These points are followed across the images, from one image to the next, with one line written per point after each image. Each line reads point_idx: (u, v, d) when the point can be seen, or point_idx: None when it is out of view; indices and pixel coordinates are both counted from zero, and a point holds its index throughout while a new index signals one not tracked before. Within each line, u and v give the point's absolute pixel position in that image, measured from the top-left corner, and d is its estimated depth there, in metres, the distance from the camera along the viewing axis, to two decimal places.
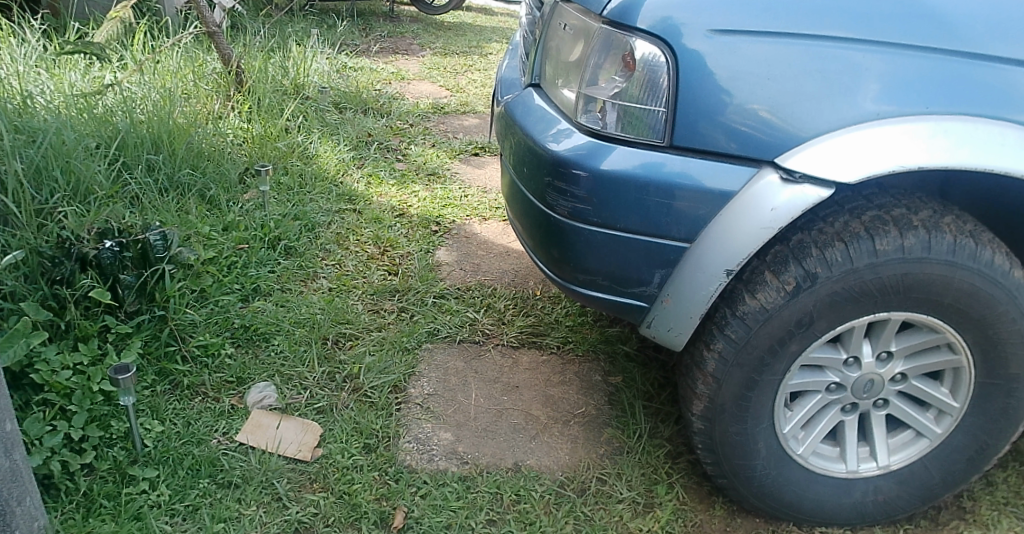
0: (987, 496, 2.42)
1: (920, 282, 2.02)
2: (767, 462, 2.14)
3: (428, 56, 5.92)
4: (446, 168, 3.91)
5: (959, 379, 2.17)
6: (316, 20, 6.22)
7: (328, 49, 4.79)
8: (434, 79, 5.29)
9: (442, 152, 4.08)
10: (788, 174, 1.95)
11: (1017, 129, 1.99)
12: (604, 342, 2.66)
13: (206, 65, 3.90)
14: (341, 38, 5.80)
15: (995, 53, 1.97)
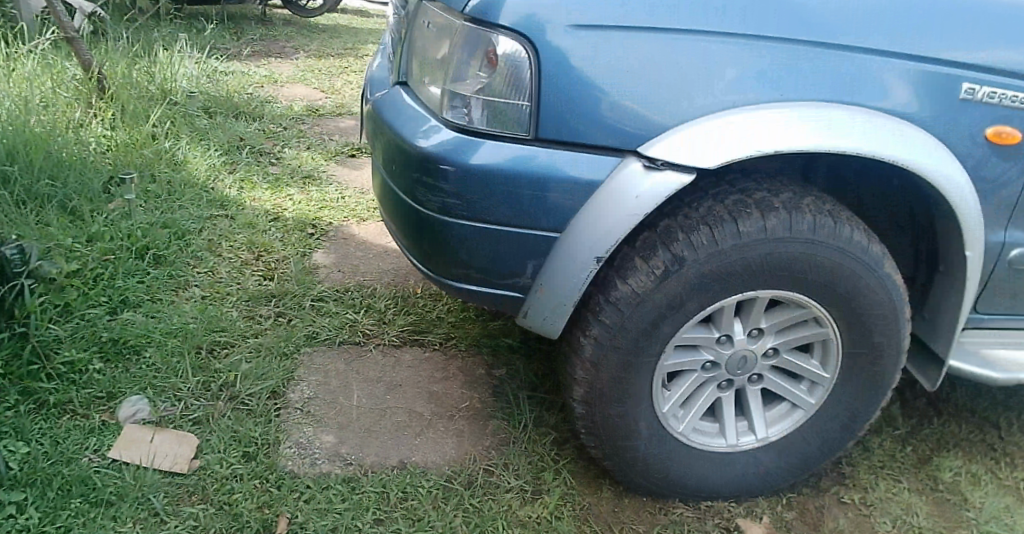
0: (864, 461, 2.59)
1: (783, 260, 2.11)
2: (650, 442, 2.20)
3: (301, 58, 5.87)
4: (323, 171, 3.88)
5: (829, 351, 2.27)
6: (183, 25, 6.08)
7: (195, 53, 4.68)
8: (308, 81, 5.25)
9: (317, 154, 4.05)
10: (651, 161, 2.01)
11: (862, 112, 2.10)
12: (486, 336, 2.70)
13: (66, 70, 3.84)
14: (211, 42, 5.67)
15: (839, 42, 2.07)
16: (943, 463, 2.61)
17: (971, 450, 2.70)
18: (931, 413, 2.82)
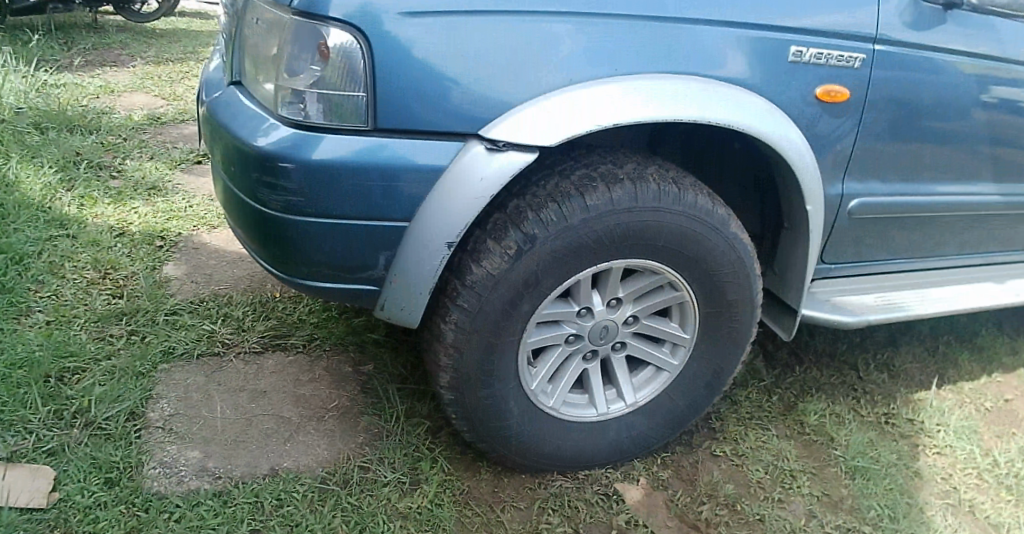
0: (733, 414, 2.69)
1: (632, 230, 2.17)
2: (521, 419, 2.27)
3: (139, 65, 5.64)
4: (169, 180, 3.76)
5: (686, 313, 2.35)
6: (6, 38, 5.73)
7: (20, 68, 4.42)
8: (148, 89, 5.05)
9: (161, 164, 3.91)
10: (493, 143, 2.04)
11: (693, 81, 2.18)
12: (350, 332, 2.71)
13: None
14: (38, 55, 5.37)
15: (667, 14, 2.14)
16: (809, 407, 2.76)
17: (833, 393, 2.86)
18: (793, 362, 2.97)
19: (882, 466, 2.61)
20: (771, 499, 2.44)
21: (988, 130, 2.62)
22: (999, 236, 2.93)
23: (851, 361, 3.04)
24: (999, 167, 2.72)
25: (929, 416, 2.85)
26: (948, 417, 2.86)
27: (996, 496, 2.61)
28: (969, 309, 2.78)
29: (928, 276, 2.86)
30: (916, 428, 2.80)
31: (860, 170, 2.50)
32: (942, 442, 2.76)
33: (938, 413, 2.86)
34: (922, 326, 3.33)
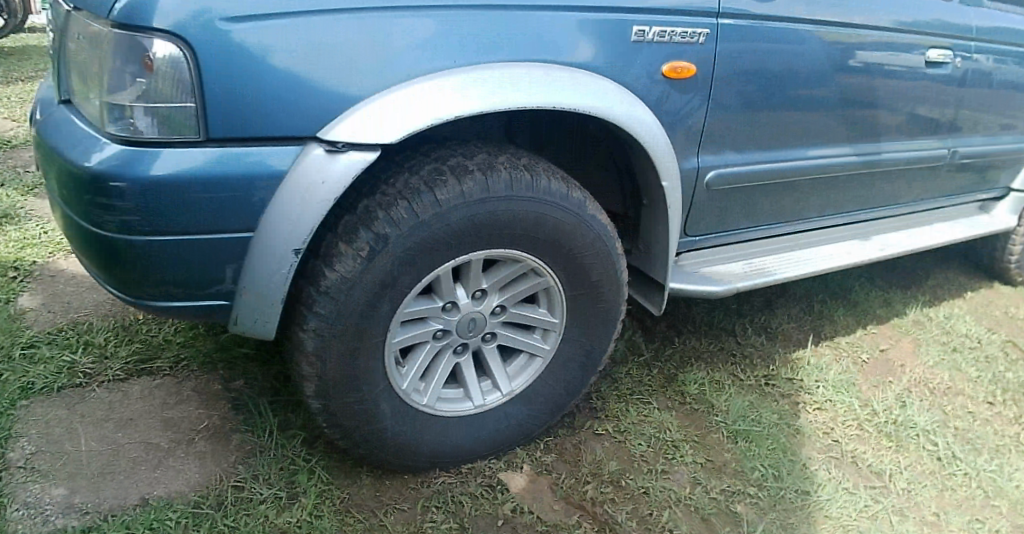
0: (613, 392, 2.73)
1: (486, 221, 2.18)
2: (395, 420, 2.28)
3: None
4: (22, 207, 3.60)
5: (553, 298, 2.38)
6: None
7: None
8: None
9: (13, 191, 3.74)
10: (332, 145, 2.01)
11: (535, 67, 2.18)
12: (220, 349, 2.70)
13: None
14: None
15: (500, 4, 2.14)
16: (688, 377, 2.82)
17: (712, 361, 2.92)
18: (672, 335, 3.02)
19: (763, 427, 2.69)
20: (654, 470, 2.48)
21: (835, 93, 2.71)
22: (860, 194, 3.03)
23: (729, 327, 3.11)
24: (851, 127, 2.81)
25: (807, 374, 2.94)
26: (825, 372, 2.97)
27: (876, 444, 2.74)
28: (832, 269, 2.83)
29: (794, 239, 2.93)
30: (795, 386, 2.88)
31: (714, 143, 2.53)
32: (821, 397, 2.86)
33: (815, 370, 2.96)
34: (796, 288, 3.46)
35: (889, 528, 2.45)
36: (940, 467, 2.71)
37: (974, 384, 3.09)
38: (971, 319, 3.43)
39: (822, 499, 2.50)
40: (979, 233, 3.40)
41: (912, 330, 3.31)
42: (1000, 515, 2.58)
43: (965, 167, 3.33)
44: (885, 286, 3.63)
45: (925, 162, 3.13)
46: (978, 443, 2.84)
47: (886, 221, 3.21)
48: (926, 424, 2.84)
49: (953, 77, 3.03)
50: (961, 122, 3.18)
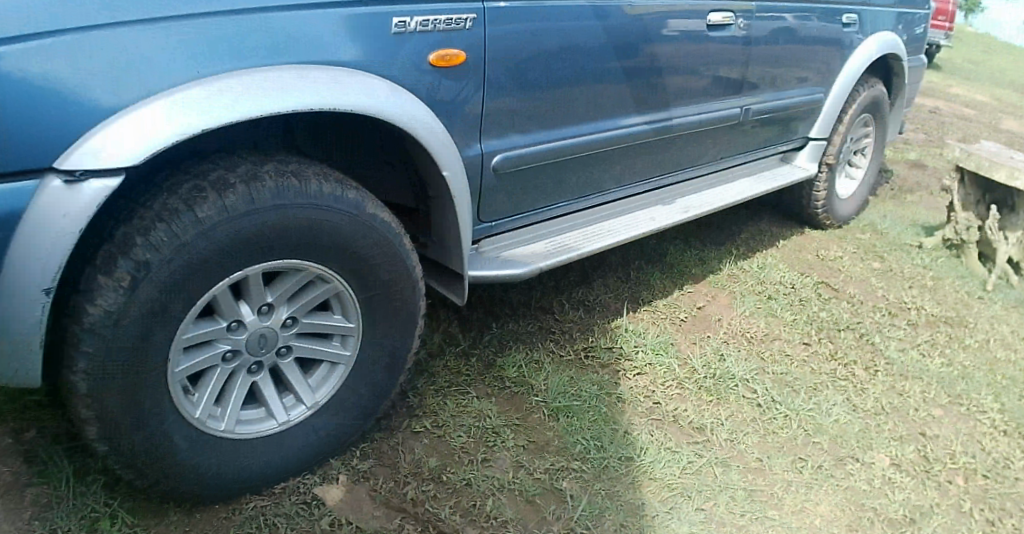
0: (430, 387, 2.72)
1: (257, 233, 2.11)
2: (193, 450, 2.18)
3: None
4: None
5: (345, 302, 2.37)
6: None
7: None
8: None
9: None
10: (70, 174, 1.80)
11: (292, 70, 2.05)
12: (7, 399, 2.52)
13: None
14: None
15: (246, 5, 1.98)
16: (507, 362, 2.83)
17: (532, 342, 2.95)
18: (490, 321, 3.03)
19: (582, 401, 2.72)
20: (475, 460, 2.49)
21: (616, 64, 2.74)
22: (660, 159, 3.10)
23: (547, 305, 3.15)
24: (638, 95, 2.86)
25: (626, 341, 3.00)
26: (643, 337, 3.04)
27: (697, 400, 2.81)
28: (636, 237, 2.90)
29: (597, 211, 2.98)
30: (614, 355, 2.94)
31: (496, 126, 2.52)
32: (642, 362, 2.92)
33: (634, 336, 3.03)
34: (614, 256, 3.55)
35: (713, 480, 2.52)
36: (761, 412, 2.80)
37: (790, 327, 3.27)
38: (783, 266, 3.71)
39: (646, 462, 2.54)
40: (778, 185, 3.59)
41: (726, 285, 3.49)
42: (821, 450, 2.70)
43: (765, 122, 3.46)
44: (697, 245, 3.81)
45: (720, 122, 3.23)
46: (795, 384, 2.97)
47: (689, 183, 3.32)
48: (744, 373, 2.95)
49: (737, 38, 3.11)
50: (752, 80, 3.28)
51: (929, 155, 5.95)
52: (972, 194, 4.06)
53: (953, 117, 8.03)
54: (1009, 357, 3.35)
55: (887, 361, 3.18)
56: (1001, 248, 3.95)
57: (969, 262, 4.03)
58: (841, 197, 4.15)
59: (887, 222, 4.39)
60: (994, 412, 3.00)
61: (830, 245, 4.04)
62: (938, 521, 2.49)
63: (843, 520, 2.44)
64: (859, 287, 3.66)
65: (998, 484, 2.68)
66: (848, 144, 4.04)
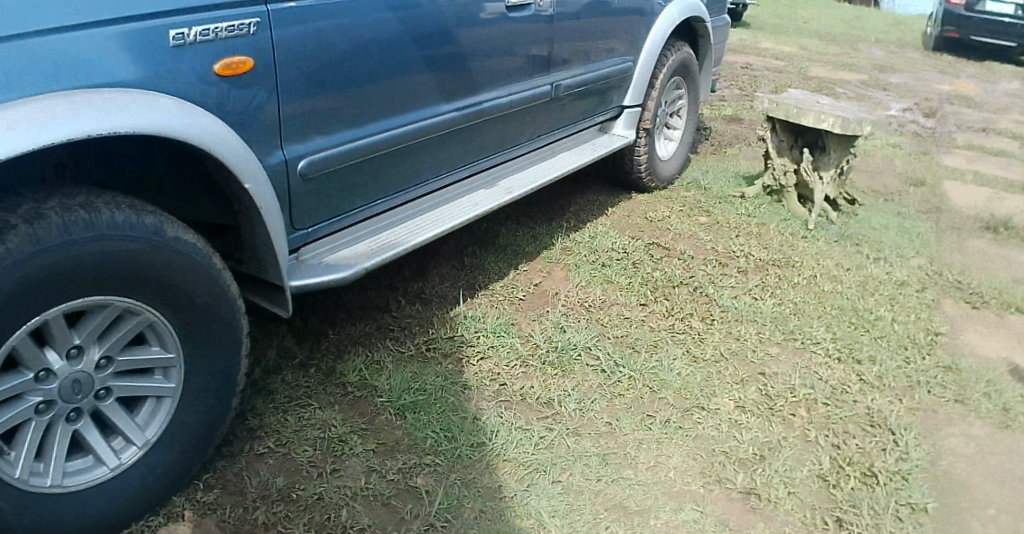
0: (272, 405, 2.64)
1: (48, 274, 1.94)
2: (18, 513, 2.01)
3: None
4: None
5: (161, 332, 2.21)
6: None
7: None
8: None
9: None
10: None
11: (63, 95, 1.87)
12: None
13: None
14: None
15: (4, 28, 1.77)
16: (347, 367, 2.80)
17: (371, 343, 2.94)
18: (325, 329, 2.98)
19: (427, 395, 2.71)
20: (324, 472, 2.42)
21: (419, 54, 2.71)
22: (478, 144, 3.16)
23: (383, 303, 3.15)
24: (445, 84, 2.86)
25: (466, 328, 3.05)
26: (483, 321, 3.10)
27: (542, 376, 2.86)
28: (461, 225, 2.93)
29: (420, 204, 2.97)
30: (456, 343, 2.97)
31: (297, 131, 2.45)
32: (484, 346, 2.97)
33: (473, 322, 3.08)
34: (446, 246, 3.62)
35: (566, 451, 2.54)
36: (605, 378, 2.88)
37: (625, 291, 3.41)
38: (613, 233, 3.90)
39: (498, 444, 2.54)
40: (598, 153, 3.79)
41: (561, 259, 3.63)
42: (667, 405, 2.78)
43: (580, 95, 3.63)
44: (528, 223, 3.94)
45: (531, 101, 3.31)
46: (636, 344, 3.08)
47: (509, 163, 3.41)
48: (585, 342, 3.04)
49: (540, 16, 3.17)
50: (560, 56, 3.39)
51: (742, 111, 6.40)
52: (785, 141, 4.37)
53: (766, 71, 8.56)
54: (834, 289, 3.60)
55: (722, 309, 3.35)
56: (817, 188, 4.26)
57: (789, 204, 4.36)
58: (662, 159, 4.44)
59: (708, 177, 4.75)
60: (826, 342, 3.20)
61: (657, 207, 4.30)
62: (786, 453, 2.61)
63: (696, 468, 2.52)
64: (688, 244, 3.90)
65: (838, 409, 2.84)
66: (662, 108, 4.33)
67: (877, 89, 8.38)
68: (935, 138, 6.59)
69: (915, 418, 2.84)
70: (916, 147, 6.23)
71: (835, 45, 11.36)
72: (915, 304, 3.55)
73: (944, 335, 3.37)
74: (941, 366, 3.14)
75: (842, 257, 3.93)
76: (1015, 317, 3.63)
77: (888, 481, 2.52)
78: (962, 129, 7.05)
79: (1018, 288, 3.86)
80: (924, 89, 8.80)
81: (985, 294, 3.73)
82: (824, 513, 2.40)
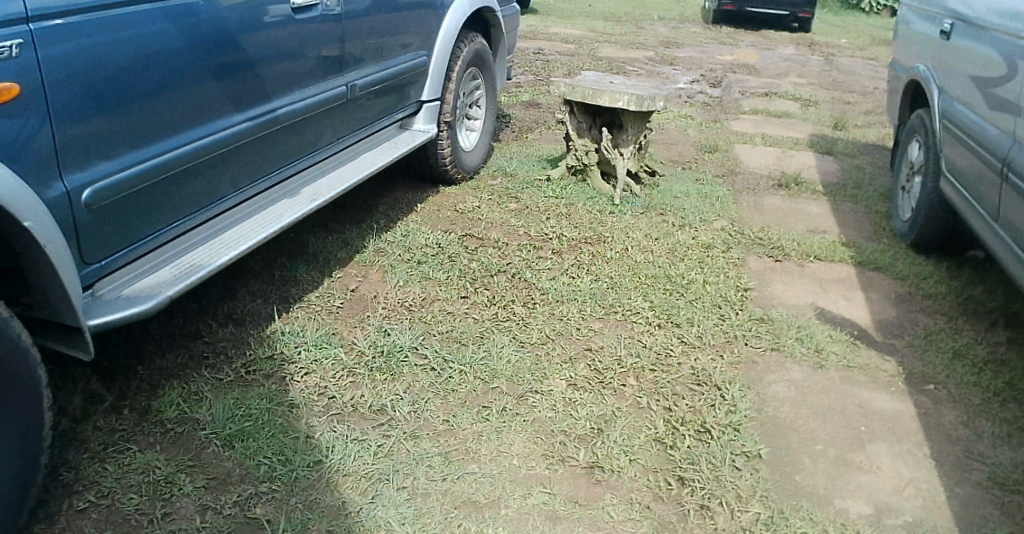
0: (85, 456, 2.43)
1: None
2: None
3: None
4: None
5: None
6: None
7: None
8: None
9: None
10: None
11: None
12: None
13: None
14: None
15: None
16: (164, 402, 2.65)
17: (186, 375, 2.79)
18: (133, 365, 2.80)
19: (254, 420, 2.60)
20: (154, 519, 2.24)
21: (203, 63, 2.58)
22: (278, 153, 3.09)
23: (192, 330, 3.02)
24: (235, 94, 2.75)
25: (286, 345, 2.98)
26: (303, 336, 3.04)
27: (371, 383, 2.83)
28: (269, 238, 2.84)
29: (223, 220, 2.84)
30: (276, 362, 2.89)
31: (76, 157, 2.23)
32: (307, 361, 2.91)
33: (292, 337, 3.02)
34: (254, 261, 3.54)
35: (406, 456, 2.50)
36: (437, 376, 2.88)
37: (444, 286, 3.49)
38: (425, 229, 4.01)
39: (335, 460, 2.46)
40: (402, 150, 3.89)
41: (375, 261, 3.67)
42: (501, 393, 2.81)
43: (377, 92, 3.72)
44: (337, 228, 3.97)
45: (327, 103, 3.30)
46: (462, 337, 3.11)
47: (311, 169, 3.36)
48: (410, 343, 3.04)
49: (328, 15, 3.19)
50: (352, 55, 3.44)
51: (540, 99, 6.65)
52: (584, 122, 4.56)
53: (559, 55, 8.88)
54: (646, 259, 3.79)
55: (541, 292, 3.46)
56: (619, 163, 4.48)
57: (593, 182, 4.60)
58: (465, 150, 4.68)
59: (514, 163, 5.03)
60: (645, 311, 3.36)
61: (465, 197, 4.48)
62: (622, 423, 2.69)
63: (539, 451, 2.55)
64: (501, 232, 4.06)
65: (665, 373, 2.97)
66: (459, 99, 4.58)
67: (665, 64, 8.91)
68: (722, 105, 7.09)
69: (737, 371, 3.02)
70: (706, 115, 6.68)
71: (623, 25, 11.96)
72: (723, 265, 3.80)
73: (753, 290, 3.62)
74: (754, 318, 3.37)
75: (650, 227, 4.15)
76: (814, 265, 3.97)
77: (721, 435, 2.65)
78: (746, 94, 7.61)
79: (813, 238, 4.21)
80: (707, 60, 9.45)
81: (784, 249, 4.05)
82: (666, 474, 2.49)
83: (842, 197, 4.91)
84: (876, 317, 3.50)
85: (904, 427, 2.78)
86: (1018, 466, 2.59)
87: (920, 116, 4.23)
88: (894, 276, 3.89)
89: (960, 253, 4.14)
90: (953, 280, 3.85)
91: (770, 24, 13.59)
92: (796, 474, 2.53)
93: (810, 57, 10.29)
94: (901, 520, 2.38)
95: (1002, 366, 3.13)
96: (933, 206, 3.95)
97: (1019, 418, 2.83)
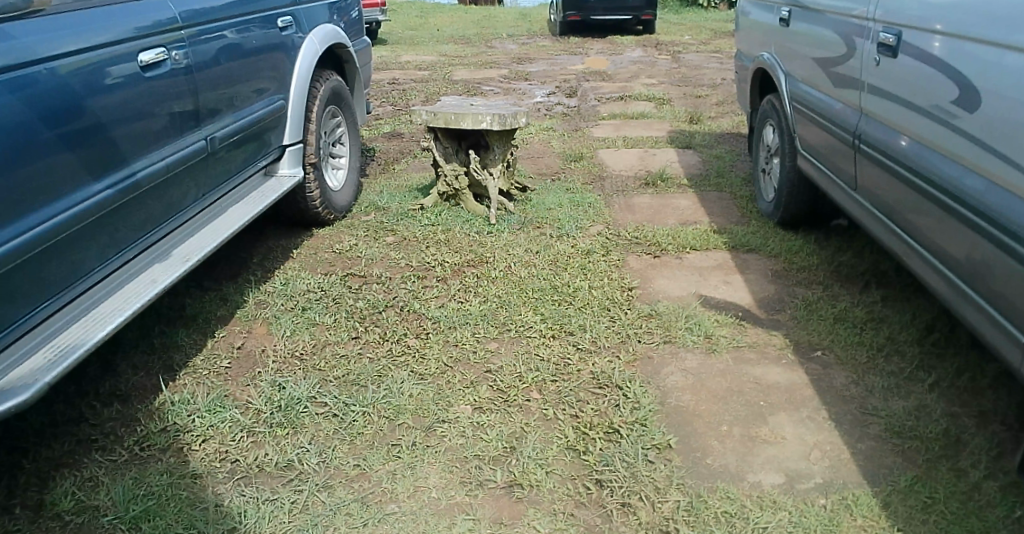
0: None
1: None
2: None
3: None
4: None
5: None
6: None
7: None
8: None
9: None
10: None
11: None
12: None
13: None
14: None
15: None
16: (57, 494, 2.47)
17: (77, 462, 2.62)
18: (17, 460, 2.61)
19: (158, 497, 2.46)
20: None
21: (54, 133, 2.45)
22: (141, 219, 2.98)
23: (75, 415, 2.84)
24: (89, 161, 2.62)
25: (178, 414, 2.84)
26: (194, 402, 2.91)
27: (273, 440, 2.74)
28: (145, 306, 2.71)
29: (94, 294, 2.69)
30: (171, 434, 2.75)
31: None
32: (202, 427, 2.78)
33: (184, 406, 2.88)
34: (128, 332, 3.37)
35: (323, 508, 2.43)
36: (340, 421, 2.82)
37: (334, 329, 3.43)
38: (306, 275, 3.93)
39: (250, 524, 2.36)
40: (270, 199, 3.80)
41: (259, 316, 3.55)
42: (408, 428, 2.78)
43: (237, 143, 3.63)
44: (212, 286, 3.84)
45: (186, 159, 3.20)
46: (361, 379, 3.06)
47: (177, 230, 3.24)
48: (308, 393, 2.96)
49: (177, 69, 3.11)
50: (206, 107, 3.35)
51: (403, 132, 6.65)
52: (450, 147, 4.59)
53: (414, 84, 8.90)
54: (530, 274, 3.85)
55: (432, 321, 3.46)
56: (490, 184, 4.54)
57: (467, 205, 4.65)
58: (333, 190, 4.62)
59: (386, 196, 5.01)
60: (537, 324, 3.40)
61: (341, 237, 4.43)
62: (533, 438, 2.71)
63: (456, 479, 2.53)
64: (383, 267, 4.03)
65: (566, 382, 3.01)
66: (321, 139, 4.53)
67: (522, 81, 9.08)
68: (581, 114, 7.29)
69: (634, 369, 3.10)
70: (568, 126, 6.85)
71: (475, 46, 12.10)
72: (605, 268, 3.90)
73: (637, 289, 3.73)
74: (642, 315, 3.47)
75: (530, 243, 4.22)
76: (691, 256, 4.13)
77: (629, 433, 2.71)
78: (602, 101, 7.86)
79: (685, 229, 4.39)
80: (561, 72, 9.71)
81: (661, 245, 4.20)
82: (583, 480, 2.52)
83: (707, 188, 5.13)
84: (756, 296, 3.67)
85: (801, 396, 2.92)
86: (909, 413, 2.77)
87: (770, 101, 4.49)
88: (767, 255, 4.10)
89: (825, 224, 4.41)
90: (823, 250, 4.09)
91: (617, 30, 14.12)
92: (707, 457, 2.61)
93: (658, 57, 10.74)
94: (812, 483, 2.49)
95: (879, 323, 3.34)
96: (794, 185, 4.19)
97: (903, 368, 3.03)
